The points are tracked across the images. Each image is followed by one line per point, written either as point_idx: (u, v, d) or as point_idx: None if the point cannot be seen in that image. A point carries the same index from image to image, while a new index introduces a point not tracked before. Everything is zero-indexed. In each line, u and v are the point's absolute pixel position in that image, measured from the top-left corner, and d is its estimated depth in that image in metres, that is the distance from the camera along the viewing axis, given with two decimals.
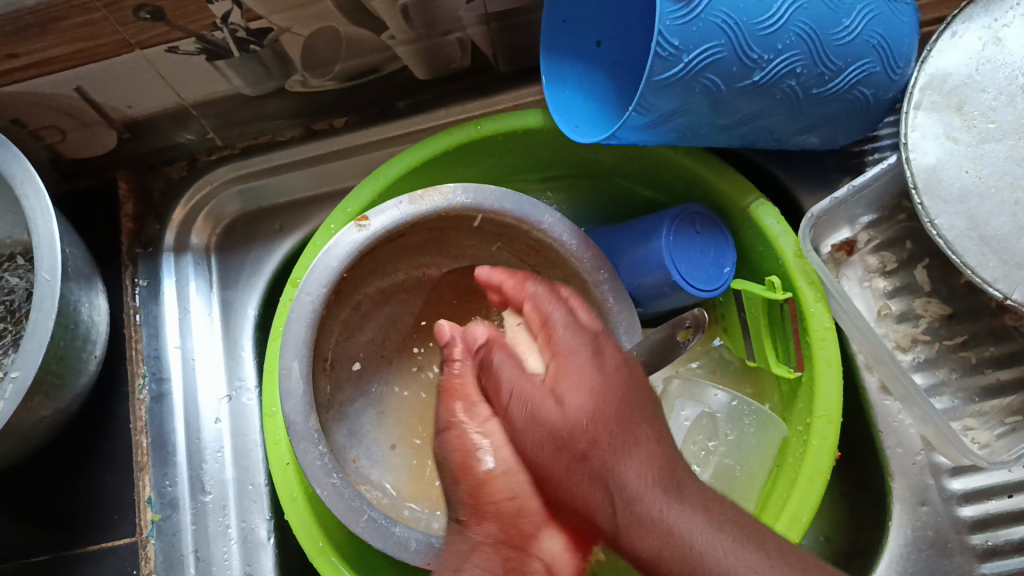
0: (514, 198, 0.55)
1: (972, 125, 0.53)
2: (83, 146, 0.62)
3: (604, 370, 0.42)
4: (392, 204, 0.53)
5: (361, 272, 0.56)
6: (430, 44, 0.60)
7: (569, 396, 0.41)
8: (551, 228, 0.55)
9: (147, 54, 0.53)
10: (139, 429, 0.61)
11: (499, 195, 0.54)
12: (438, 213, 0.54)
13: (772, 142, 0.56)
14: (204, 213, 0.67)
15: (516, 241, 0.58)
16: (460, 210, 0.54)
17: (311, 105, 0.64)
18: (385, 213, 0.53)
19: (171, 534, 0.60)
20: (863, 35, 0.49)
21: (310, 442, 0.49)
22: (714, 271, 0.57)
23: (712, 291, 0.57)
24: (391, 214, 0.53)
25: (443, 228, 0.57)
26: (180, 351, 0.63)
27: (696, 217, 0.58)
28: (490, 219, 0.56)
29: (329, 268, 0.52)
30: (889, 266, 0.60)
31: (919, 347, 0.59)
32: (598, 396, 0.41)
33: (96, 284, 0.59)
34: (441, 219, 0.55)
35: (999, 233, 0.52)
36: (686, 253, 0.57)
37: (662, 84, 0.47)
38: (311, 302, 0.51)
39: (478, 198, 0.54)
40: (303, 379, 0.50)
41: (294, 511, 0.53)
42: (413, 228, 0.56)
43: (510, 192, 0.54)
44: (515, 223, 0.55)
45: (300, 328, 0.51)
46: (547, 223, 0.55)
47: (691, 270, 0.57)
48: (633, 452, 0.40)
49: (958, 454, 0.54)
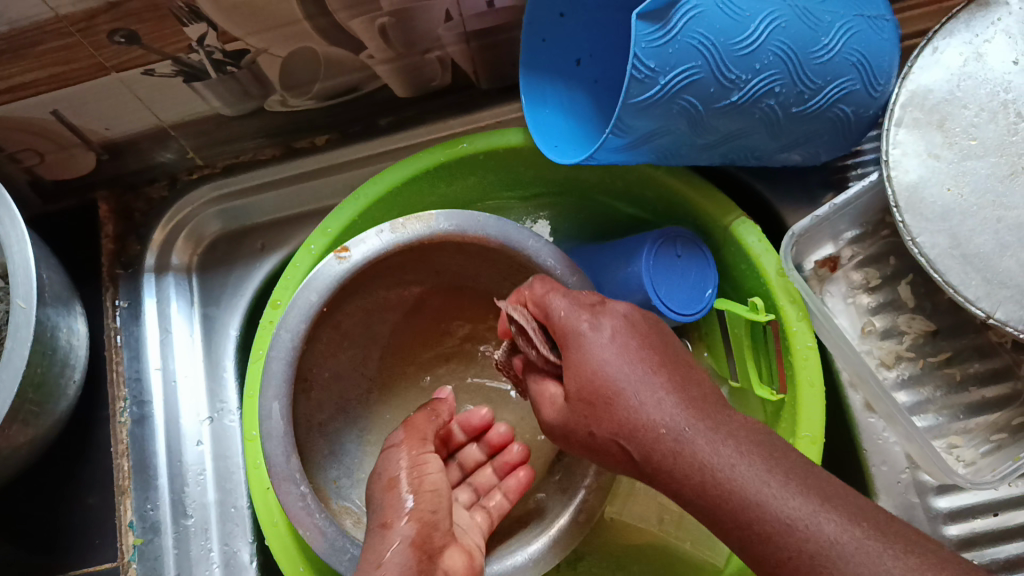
0: (497, 223, 0.54)
1: (953, 142, 0.53)
2: (63, 166, 0.62)
3: (613, 339, 0.43)
4: (373, 234, 0.53)
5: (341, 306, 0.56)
6: (410, 62, 0.60)
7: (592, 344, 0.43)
8: (535, 252, 0.55)
9: (124, 76, 0.53)
10: (121, 453, 0.61)
11: (482, 220, 0.54)
12: (420, 241, 0.53)
13: (752, 159, 0.56)
14: (185, 233, 0.67)
15: (500, 264, 0.58)
16: (443, 238, 0.54)
17: (292, 124, 0.64)
18: (366, 243, 0.53)
19: (153, 558, 0.59)
20: (842, 54, 0.49)
21: (288, 482, 0.49)
22: (695, 295, 0.57)
23: (691, 315, 0.57)
24: (371, 244, 0.53)
25: (426, 257, 0.57)
26: (162, 372, 0.63)
27: (681, 240, 0.58)
28: (473, 245, 0.55)
29: (309, 301, 0.51)
30: (873, 281, 0.60)
31: (903, 363, 0.58)
32: (623, 358, 0.42)
33: (76, 307, 0.59)
34: (426, 247, 0.55)
35: (981, 250, 0.51)
36: (665, 277, 0.57)
37: (640, 106, 0.46)
38: (290, 336, 0.51)
39: (462, 224, 0.54)
40: (282, 419, 0.50)
41: (275, 536, 0.53)
42: (395, 258, 0.55)
43: (494, 216, 0.54)
44: (499, 248, 0.55)
45: (280, 363, 0.50)
46: (531, 248, 0.54)
47: (671, 294, 0.57)
48: (616, 357, 0.42)
49: (941, 473, 0.53)
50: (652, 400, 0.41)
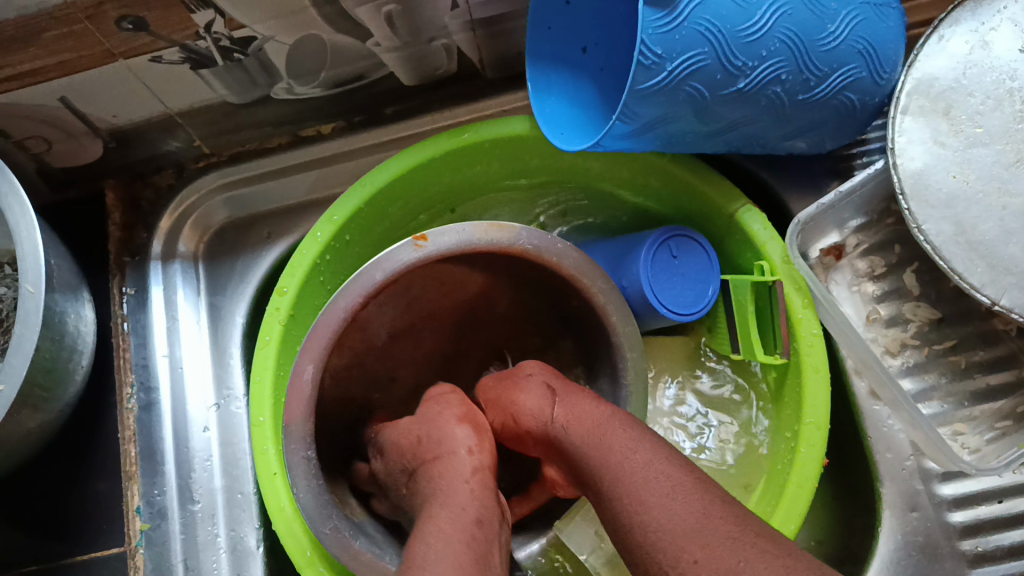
0: (575, 255, 0.52)
1: (958, 129, 0.53)
2: (70, 154, 0.62)
3: (551, 393, 0.49)
4: (454, 228, 0.50)
5: (377, 315, 0.53)
6: (417, 51, 0.60)
7: (538, 399, 0.48)
8: (603, 294, 0.52)
9: (132, 63, 0.53)
10: (128, 438, 0.61)
11: (563, 248, 0.51)
12: (499, 250, 0.51)
13: (758, 147, 0.56)
14: (192, 221, 0.67)
15: (540, 283, 0.55)
16: (521, 254, 0.51)
17: (298, 113, 0.64)
18: (446, 235, 0.50)
19: (160, 543, 0.60)
20: (848, 41, 0.49)
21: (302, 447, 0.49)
22: (693, 295, 0.58)
23: (691, 315, 0.57)
24: (450, 237, 0.50)
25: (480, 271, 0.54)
26: (168, 359, 0.63)
27: (676, 242, 0.58)
28: (542, 271, 0.53)
29: (373, 278, 0.49)
30: (878, 270, 0.60)
31: (908, 351, 0.59)
32: (570, 407, 0.47)
33: (83, 294, 0.59)
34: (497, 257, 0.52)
35: (986, 237, 0.51)
36: (665, 279, 0.57)
37: (645, 93, 0.47)
38: (344, 312, 0.49)
39: (541, 245, 0.51)
40: (314, 379, 0.49)
41: (282, 521, 0.53)
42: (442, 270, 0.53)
43: (574, 246, 0.52)
44: (569, 280, 0.52)
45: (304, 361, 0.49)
46: (601, 289, 0.52)
47: (671, 296, 0.57)
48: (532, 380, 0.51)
49: (946, 460, 0.53)
50: (570, 408, 0.47)
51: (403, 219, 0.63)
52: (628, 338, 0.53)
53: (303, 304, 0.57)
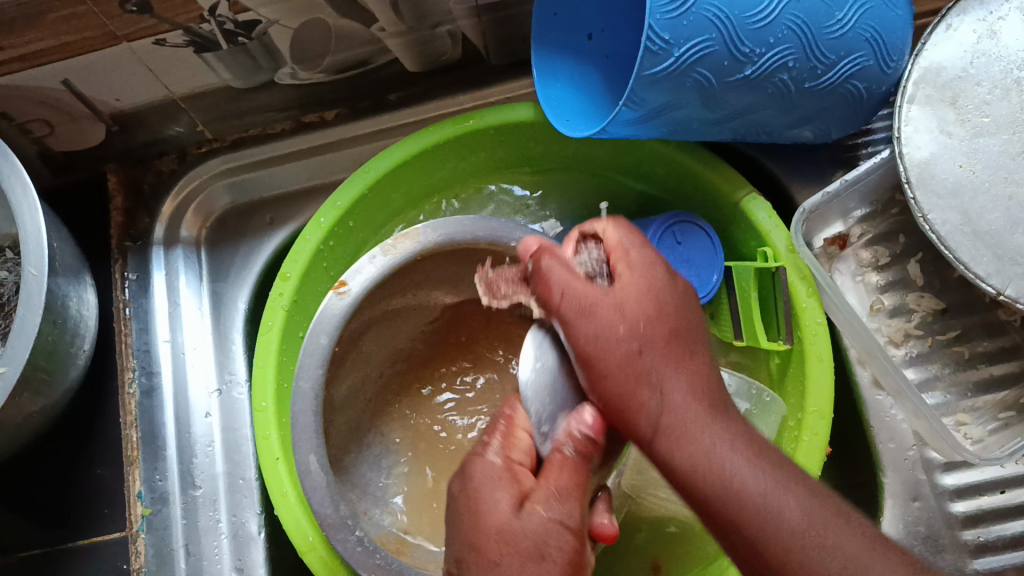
0: (482, 223, 0.54)
1: (966, 119, 0.53)
2: (72, 138, 0.62)
3: (689, 392, 0.41)
4: (366, 263, 0.52)
5: (345, 342, 0.54)
6: (420, 37, 0.60)
7: (657, 398, 0.41)
8: (524, 242, 0.54)
9: (135, 46, 0.53)
10: (129, 424, 0.61)
11: (466, 223, 0.54)
12: (411, 260, 0.53)
13: (763, 135, 0.56)
14: (194, 206, 0.67)
15: (490, 262, 0.57)
16: (435, 250, 0.53)
17: (303, 98, 0.64)
18: (360, 274, 0.52)
19: (162, 528, 0.60)
20: (856, 29, 0.49)
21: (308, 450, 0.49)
22: (698, 282, 0.58)
23: (696, 299, 0.57)
24: (367, 273, 0.52)
25: (416, 276, 0.56)
26: (170, 345, 0.63)
27: (679, 228, 0.60)
28: (465, 251, 0.55)
29: (320, 344, 0.51)
30: (883, 260, 0.60)
31: (912, 341, 0.58)
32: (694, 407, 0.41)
33: (85, 278, 0.59)
34: (416, 264, 0.54)
35: (992, 227, 0.51)
36: None
37: (653, 79, 0.46)
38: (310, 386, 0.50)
39: (447, 233, 0.53)
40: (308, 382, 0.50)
41: (284, 507, 0.53)
42: (388, 287, 0.55)
43: (478, 219, 0.54)
44: (489, 247, 0.54)
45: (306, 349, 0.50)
46: (520, 238, 0.53)
47: (677, 281, 0.58)
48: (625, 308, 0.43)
49: (949, 449, 0.53)
50: (678, 395, 0.41)
51: (406, 206, 0.63)
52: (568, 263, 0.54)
53: (305, 290, 0.57)
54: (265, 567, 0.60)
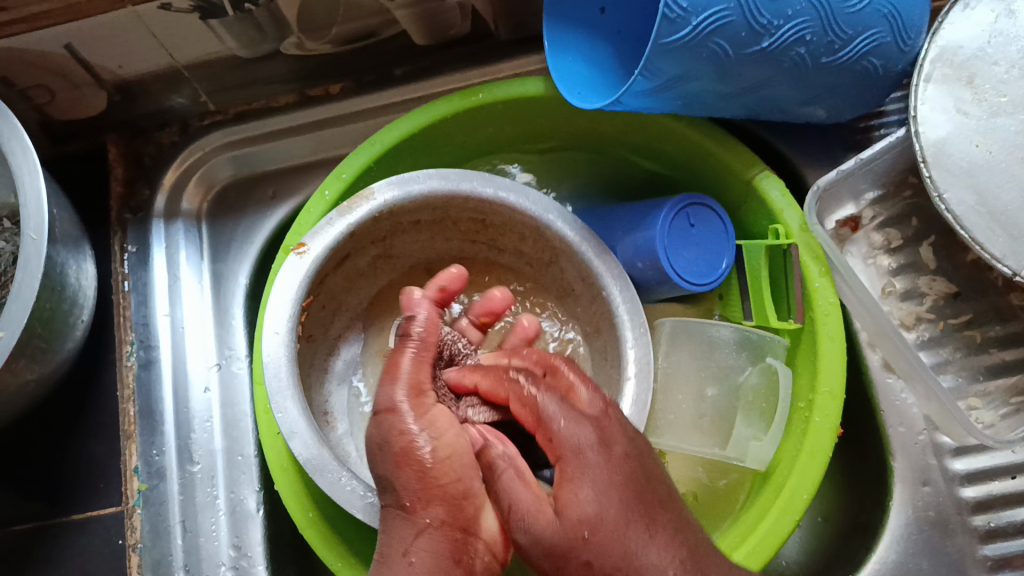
0: (435, 175, 0.53)
1: (983, 98, 0.52)
2: (72, 105, 0.61)
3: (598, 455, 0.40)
4: (324, 225, 0.51)
5: (324, 313, 0.55)
6: (430, 8, 0.59)
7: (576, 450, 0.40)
8: (482, 190, 0.54)
9: (139, 9, 0.52)
10: (127, 397, 0.60)
11: (422, 177, 0.53)
12: (371, 219, 0.52)
13: (777, 112, 0.55)
14: (196, 178, 0.65)
15: (459, 221, 0.57)
16: (393, 206, 0.53)
17: (308, 69, 0.63)
18: (321, 236, 0.51)
19: (158, 504, 0.58)
20: (874, 3, 0.48)
21: (286, 398, 0.48)
22: (707, 266, 0.57)
23: (702, 286, 0.56)
24: (326, 235, 0.51)
25: (390, 235, 0.56)
26: (169, 319, 0.62)
27: (693, 210, 0.57)
28: (428, 207, 0.54)
29: (288, 313, 0.50)
30: (895, 243, 0.59)
31: (923, 325, 0.58)
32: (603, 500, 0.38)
33: (85, 249, 0.58)
34: (377, 225, 0.54)
35: (1009, 208, 0.51)
36: (680, 247, 0.56)
37: (668, 48, 0.45)
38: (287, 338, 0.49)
39: (404, 189, 0.53)
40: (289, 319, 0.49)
41: (283, 481, 0.52)
42: (357, 242, 0.54)
43: (429, 171, 0.53)
44: (449, 198, 0.54)
45: (284, 306, 0.49)
46: (475, 187, 0.54)
47: (687, 265, 0.56)
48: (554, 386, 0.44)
49: (961, 432, 0.53)
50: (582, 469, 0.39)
51: None
52: (536, 203, 0.54)
53: None
54: (264, 543, 0.59)
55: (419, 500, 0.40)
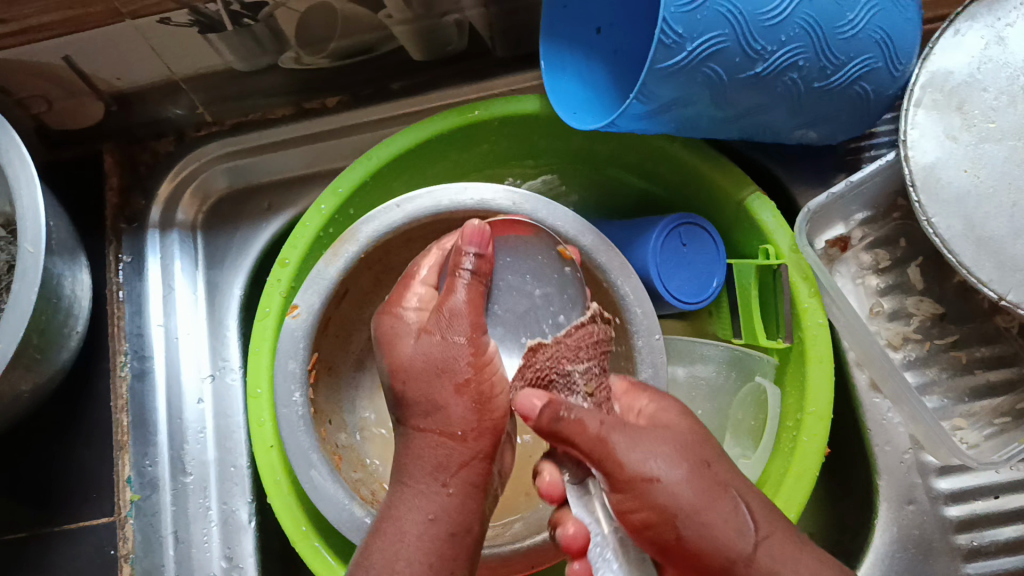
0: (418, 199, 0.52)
1: (971, 125, 0.53)
2: (69, 114, 0.61)
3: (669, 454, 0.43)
4: (312, 283, 0.51)
5: (331, 341, 0.56)
6: (428, 24, 0.59)
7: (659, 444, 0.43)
8: (467, 201, 0.52)
9: (139, 23, 0.52)
10: (120, 407, 0.60)
11: (405, 205, 0.52)
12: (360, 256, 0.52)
13: (770, 135, 0.56)
14: (191, 188, 0.66)
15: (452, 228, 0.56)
16: (376, 242, 0.52)
17: (305, 82, 0.63)
18: (309, 295, 0.51)
19: (150, 514, 0.59)
20: (867, 31, 0.49)
21: (309, 468, 0.49)
22: (699, 285, 0.58)
23: (693, 304, 0.57)
24: (314, 292, 0.51)
25: (387, 256, 0.56)
26: (163, 329, 0.62)
27: (685, 230, 0.57)
28: (419, 227, 0.53)
29: (290, 371, 0.50)
30: (883, 263, 0.60)
31: (909, 346, 0.59)
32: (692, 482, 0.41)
33: (81, 258, 0.58)
34: (367, 260, 0.53)
35: (995, 234, 0.52)
36: (671, 266, 0.57)
37: (664, 73, 0.46)
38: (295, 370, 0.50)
39: (387, 216, 0.52)
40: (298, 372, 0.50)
41: (277, 496, 0.52)
42: (353, 276, 0.54)
43: (411, 197, 0.52)
44: (440, 216, 0.53)
45: (288, 361, 0.50)
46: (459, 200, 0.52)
47: (679, 285, 0.57)
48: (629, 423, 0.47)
49: (946, 453, 0.54)
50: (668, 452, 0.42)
51: None
52: (530, 203, 0.53)
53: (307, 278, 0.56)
54: (254, 555, 0.59)
55: (471, 430, 0.43)
